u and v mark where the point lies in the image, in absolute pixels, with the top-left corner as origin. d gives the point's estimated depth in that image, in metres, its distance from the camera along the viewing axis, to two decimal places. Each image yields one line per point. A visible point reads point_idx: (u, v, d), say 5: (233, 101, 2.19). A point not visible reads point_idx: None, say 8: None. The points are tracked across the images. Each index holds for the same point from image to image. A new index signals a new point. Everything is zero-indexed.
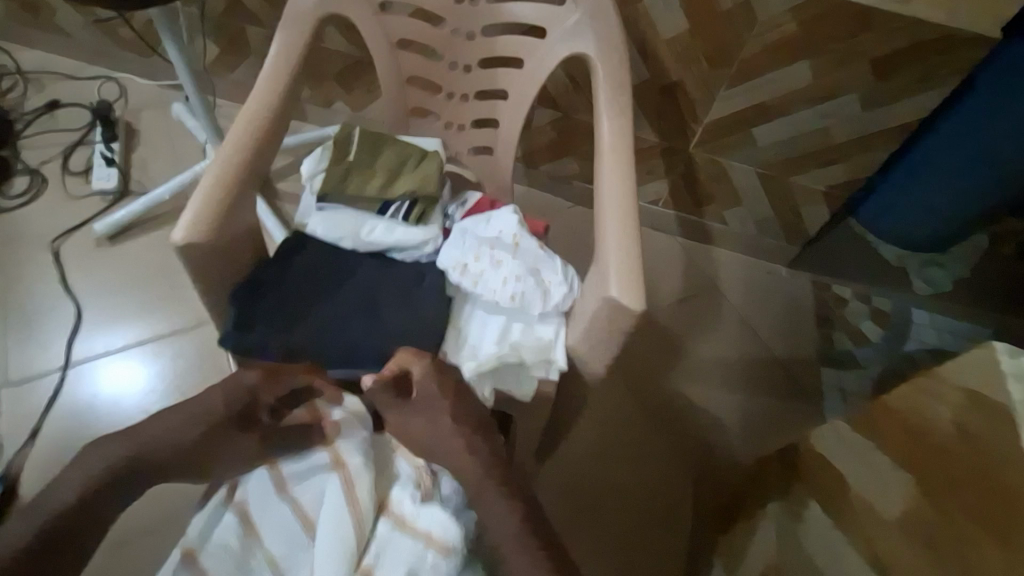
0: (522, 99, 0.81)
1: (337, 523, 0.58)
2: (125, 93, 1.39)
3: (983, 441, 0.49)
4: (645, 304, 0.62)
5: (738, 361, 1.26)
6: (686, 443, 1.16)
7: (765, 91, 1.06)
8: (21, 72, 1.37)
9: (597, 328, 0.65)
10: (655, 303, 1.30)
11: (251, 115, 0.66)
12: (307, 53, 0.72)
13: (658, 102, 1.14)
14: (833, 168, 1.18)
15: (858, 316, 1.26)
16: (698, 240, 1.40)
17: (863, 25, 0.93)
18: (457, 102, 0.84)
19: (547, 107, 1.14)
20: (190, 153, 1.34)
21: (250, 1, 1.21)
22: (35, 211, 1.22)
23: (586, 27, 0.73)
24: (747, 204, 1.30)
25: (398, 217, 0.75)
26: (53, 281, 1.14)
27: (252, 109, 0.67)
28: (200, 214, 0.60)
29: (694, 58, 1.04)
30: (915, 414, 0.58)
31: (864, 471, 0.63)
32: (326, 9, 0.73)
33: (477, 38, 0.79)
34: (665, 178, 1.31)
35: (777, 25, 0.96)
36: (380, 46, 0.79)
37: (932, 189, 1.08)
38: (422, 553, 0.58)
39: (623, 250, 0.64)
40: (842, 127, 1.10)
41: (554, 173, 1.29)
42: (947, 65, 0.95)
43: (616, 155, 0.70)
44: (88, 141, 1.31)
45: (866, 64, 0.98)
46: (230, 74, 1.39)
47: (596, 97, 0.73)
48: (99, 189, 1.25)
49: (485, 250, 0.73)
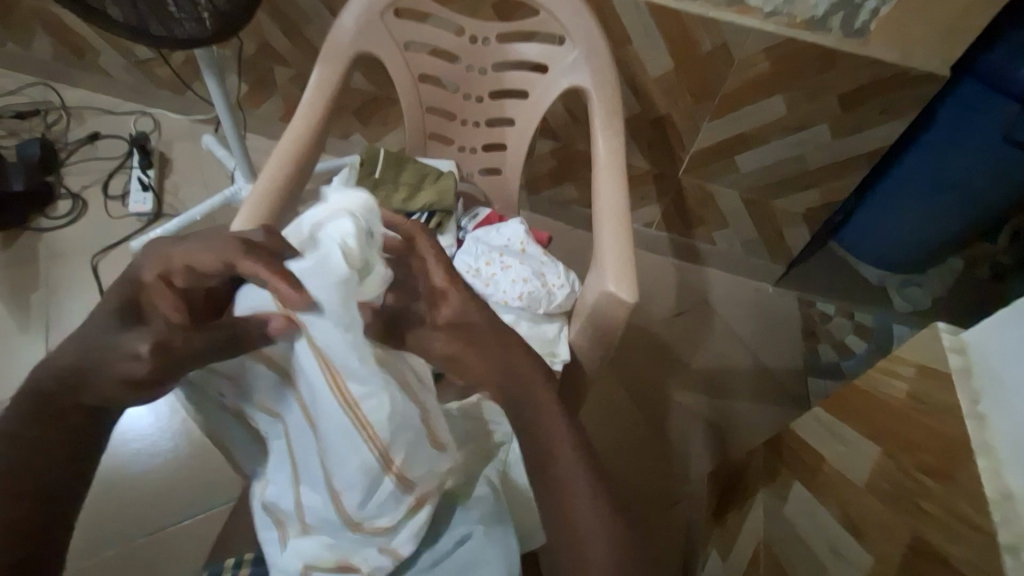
0: (527, 125, 0.92)
1: (346, 442, 0.54)
2: (159, 126, 1.51)
3: (931, 405, 0.57)
4: (638, 297, 0.71)
5: (730, 367, 1.34)
6: (683, 436, 1.24)
7: (746, 122, 1.18)
8: (64, 107, 1.50)
9: (595, 319, 0.74)
10: (651, 317, 1.38)
11: (299, 130, 0.77)
12: (342, 85, 0.83)
13: (649, 132, 1.25)
14: (811, 192, 1.28)
15: (843, 331, 1.44)
16: (690, 261, 1.50)
17: (828, 64, 1.05)
18: (470, 129, 0.95)
19: (548, 137, 1.26)
20: (220, 180, 1.45)
21: (280, 45, 1.35)
22: (77, 231, 1.32)
23: (583, 63, 0.84)
24: (734, 226, 1.40)
25: None
26: (93, 295, 1.24)
27: (301, 125, 0.78)
28: (255, 214, 0.69)
29: (681, 94, 1.16)
30: (877, 390, 0.66)
31: (837, 446, 0.70)
32: (357, 49, 0.84)
33: (489, 73, 0.91)
34: (657, 202, 1.41)
35: (753, 64, 1.08)
36: (404, 81, 0.90)
37: (907, 207, 1.29)
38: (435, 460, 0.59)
39: (619, 250, 0.73)
40: (816, 154, 1.21)
41: (554, 198, 1.40)
42: (906, 99, 1.07)
43: (610, 170, 0.80)
44: (125, 169, 1.42)
45: (834, 98, 1.10)
46: (258, 109, 1.52)
47: (593, 122, 0.84)
48: (136, 212, 1.35)
49: (496, 256, 0.82)
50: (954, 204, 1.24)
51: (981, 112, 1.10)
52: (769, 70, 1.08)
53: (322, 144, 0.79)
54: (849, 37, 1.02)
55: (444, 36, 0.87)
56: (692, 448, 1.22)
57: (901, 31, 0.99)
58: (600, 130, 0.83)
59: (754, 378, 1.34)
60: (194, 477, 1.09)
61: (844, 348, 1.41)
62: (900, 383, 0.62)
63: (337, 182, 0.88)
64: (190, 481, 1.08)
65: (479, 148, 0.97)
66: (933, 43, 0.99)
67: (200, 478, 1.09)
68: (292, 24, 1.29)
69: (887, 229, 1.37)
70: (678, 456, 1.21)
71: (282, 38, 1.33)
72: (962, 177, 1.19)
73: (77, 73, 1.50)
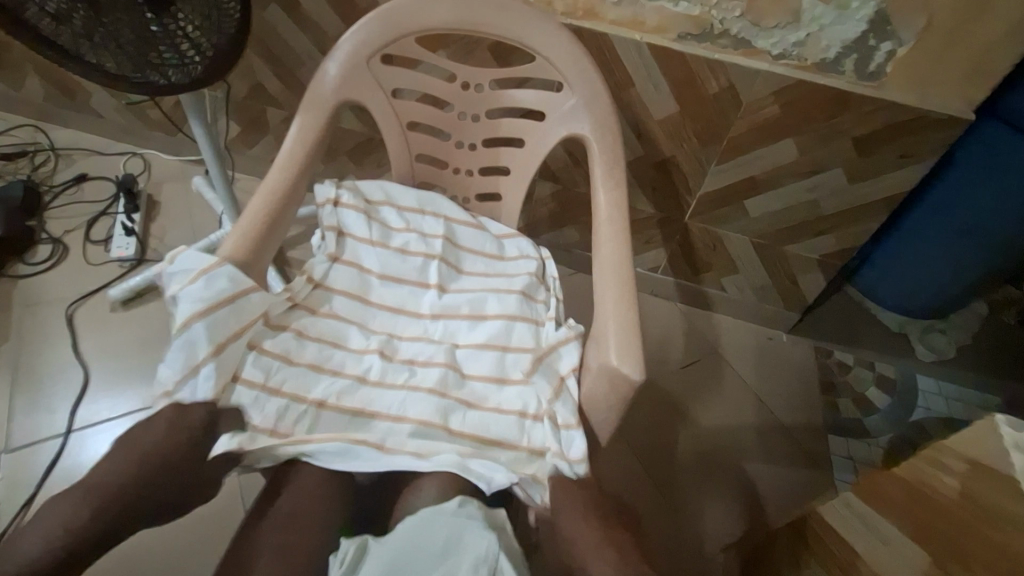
0: (522, 175, 0.86)
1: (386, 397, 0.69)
2: (149, 168, 1.47)
3: (991, 509, 0.50)
4: (645, 371, 0.63)
5: (743, 427, 1.26)
6: (693, 500, 1.15)
7: (755, 166, 1.13)
8: (54, 148, 1.46)
9: (599, 396, 0.66)
10: (657, 368, 1.32)
11: (285, 163, 0.75)
12: (322, 133, 0.78)
13: (652, 176, 1.20)
14: (824, 238, 1.23)
15: (863, 383, 1.37)
16: (698, 307, 1.43)
17: (842, 107, 1.00)
18: (464, 177, 0.89)
19: (548, 179, 1.25)
20: (209, 223, 1.41)
21: (272, 87, 1.31)
22: (56, 277, 1.27)
23: (582, 111, 0.80)
24: (743, 271, 1.34)
25: (406, 277, 0.78)
26: (66, 346, 1.18)
27: (283, 161, 0.75)
28: (246, 243, 0.68)
29: (685, 136, 1.12)
30: (921, 482, 0.58)
31: (878, 545, 0.62)
32: (344, 97, 0.80)
33: (482, 120, 0.85)
34: (663, 246, 1.35)
35: (761, 107, 1.04)
36: (392, 129, 0.84)
37: (929, 252, 1.21)
38: (406, 400, 0.69)
39: (623, 317, 0.66)
40: (830, 198, 1.15)
41: (554, 241, 1.39)
42: (922, 143, 1.02)
43: (612, 223, 0.75)
44: (110, 212, 1.38)
45: (848, 141, 1.05)
46: (248, 150, 1.47)
47: (593, 170, 0.79)
48: (117, 256, 1.30)
49: (479, 305, 0.77)
50: (981, 248, 1.16)
51: (1008, 153, 1.03)
52: (778, 113, 1.04)
53: (309, 179, 0.76)
54: (863, 79, 0.97)
55: (434, 82, 0.82)
56: (705, 515, 1.14)
57: (920, 72, 0.94)
58: (600, 180, 0.78)
59: (767, 435, 1.26)
60: (160, 552, 1.00)
61: (864, 401, 1.35)
62: (949, 477, 0.54)
63: (318, 240, 0.79)
64: (154, 559, 0.99)
65: (474, 199, 0.90)
66: (952, 88, 0.95)
67: (165, 556, 1.00)
68: (284, 65, 1.26)
69: (910, 273, 1.27)
70: (689, 525, 1.13)
71: (274, 80, 1.30)
72: (985, 219, 1.11)
73: (67, 114, 1.47)
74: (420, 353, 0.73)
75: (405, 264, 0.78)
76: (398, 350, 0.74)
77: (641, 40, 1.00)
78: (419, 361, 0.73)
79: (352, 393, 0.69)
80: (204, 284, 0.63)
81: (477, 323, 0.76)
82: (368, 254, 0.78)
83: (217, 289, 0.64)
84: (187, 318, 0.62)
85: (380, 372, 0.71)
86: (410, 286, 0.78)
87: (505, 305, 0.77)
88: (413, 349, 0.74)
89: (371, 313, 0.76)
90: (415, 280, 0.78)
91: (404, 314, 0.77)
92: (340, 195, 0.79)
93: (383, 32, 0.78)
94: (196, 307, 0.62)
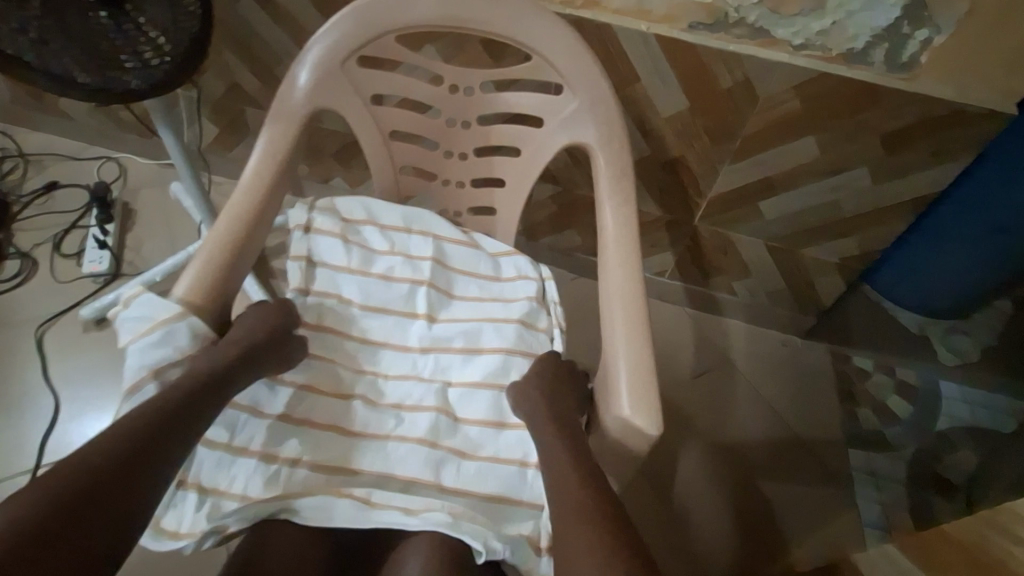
0: (520, 187, 0.78)
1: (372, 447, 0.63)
2: (123, 174, 1.38)
3: None
4: (662, 423, 0.55)
5: (756, 442, 1.20)
6: (704, 524, 1.09)
7: (771, 166, 1.05)
8: (22, 154, 1.37)
9: (609, 445, 0.59)
10: (666, 381, 1.24)
11: (253, 182, 0.66)
12: (295, 146, 0.70)
13: (659, 177, 1.12)
14: (845, 241, 1.14)
15: (883, 390, 1.29)
16: (709, 311, 1.35)
17: (869, 102, 0.91)
18: (455, 190, 0.80)
19: (547, 181, 1.16)
20: (188, 232, 1.32)
21: (250, 86, 1.22)
22: (25, 295, 1.19)
23: (586, 116, 0.71)
24: (757, 275, 1.26)
25: (392, 306, 0.70)
26: (35, 371, 1.10)
27: (251, 180, 0.66)
28: (205, 279, 0.59)
29: (695, 135, 1.03)
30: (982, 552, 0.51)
31: None
32: (316, 105, 0.71)
33: (474, 126, 0.76)
34: (671, 250, 1.27)
35: (780, 102, 0.95)
36: (373, 138, 0.75)
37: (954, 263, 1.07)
38: (399, 447, 0.63)
39: (635, 358, 0.59)
40: (852, 199, 1.07)
41: (555, 245, 1.31)
42: (957, 140, 0.93)
43: (621, 245, 0.67)
44: (82, 223, 1.29)
45: (874, 139, 0.96)
46: (228, 153, 1.38)
47: (598, 184, 0.71)
48: (90, 272, 1.22)
49: (475, 337, 0.69)
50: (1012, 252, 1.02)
51: None
52: (799, 108, 0.95)
53: (281, 201, 0.68)
54: (894, 71, 0.87)
55: (418, 86, 0.73)
56: (714, 540, 1.08)
57: (957, 62, 0.85)
58: (607, 195, 0.70)
59: (779, 450, 1.20)
60: None
61: (885, 411, 1.28)
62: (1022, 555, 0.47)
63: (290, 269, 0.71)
64: None
65: (466, 212, 0.82)
66: (991, 80, 0.86)
67: None
68: (261, 63, 1.17)
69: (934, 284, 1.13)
70: (698, 551, 1.07)
71: (251, 78, 1.20)
72: None
73: (34, 117, 1.38)
74: (411, 397, 0.67)
75: (390, 292, 0.71)
76: (384, 395, 0.66)
77: (648, 31, 0.91)
78: (407, 405, 0.66)
79: (335, 442, 0.62)
80: (162, 338, 0.56)
81: (473, 358, 0.68)
82: (345, 281, 0.70)
83: (176, 345, 0.57)
84: (140, 376, 0.57)
85: (365, 419, 0.64)
86: (395, 316, 0.70)
87: (504, 336, 0.69)
88: (399, 390, 0.67)
89: (355, 350, 0.68)
90: (402, 309, 0.71)
91: (389, 350, 0.69)
92: (314, 218, 0.72)
93: (359, 30, 0.69)
94: (150, 366, 0.57)
